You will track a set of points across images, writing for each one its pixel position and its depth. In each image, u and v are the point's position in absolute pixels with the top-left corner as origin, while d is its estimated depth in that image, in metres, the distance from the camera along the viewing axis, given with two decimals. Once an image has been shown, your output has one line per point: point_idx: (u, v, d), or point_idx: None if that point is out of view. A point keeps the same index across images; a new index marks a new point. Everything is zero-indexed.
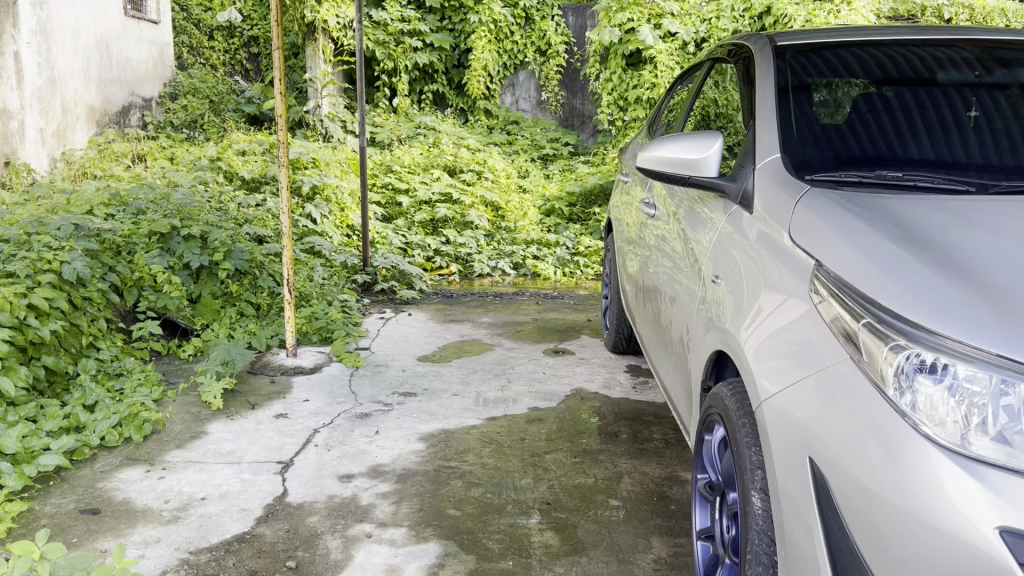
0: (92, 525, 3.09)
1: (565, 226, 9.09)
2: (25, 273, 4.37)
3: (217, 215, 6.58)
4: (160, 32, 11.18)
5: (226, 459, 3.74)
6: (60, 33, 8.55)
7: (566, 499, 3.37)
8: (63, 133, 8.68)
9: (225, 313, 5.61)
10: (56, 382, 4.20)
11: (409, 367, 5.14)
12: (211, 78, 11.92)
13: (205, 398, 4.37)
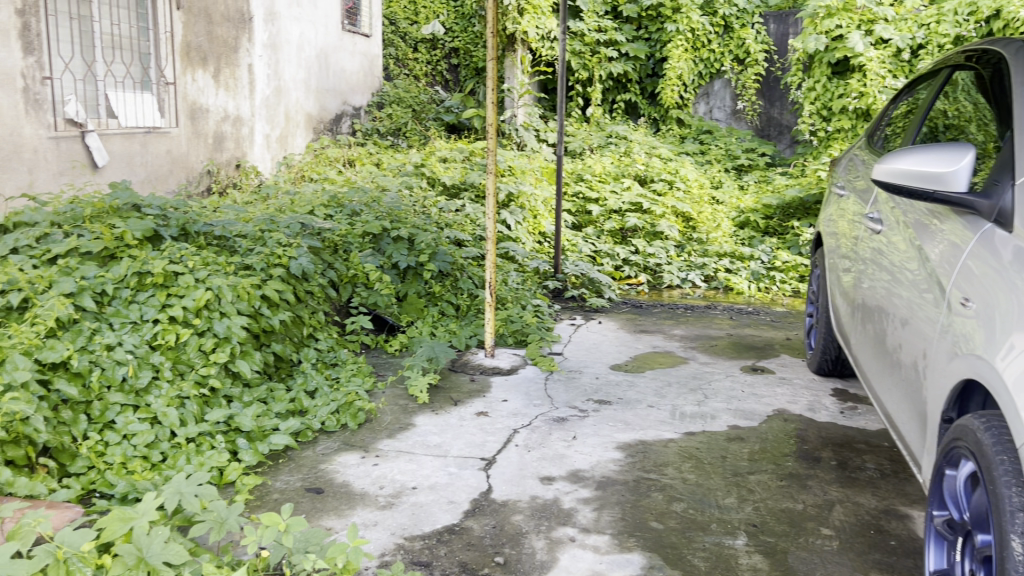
0: (317, 503, 3.32)
1: (760, 239, 8.78)
2: (260, 266, 4.79)
3: (421, 219, 6.89)
4: (371, 45, 11.92)
5: (433, 451, 3.90)
6: (287, 47, 9.31)
7: (774, 523, 3.25)
8: (285, 139, 9.43)
9: (428, 312, 5.85)
10: (282, 368, 4.53)
11: (603, 375, 5.14)
12: (414, 87, 12.50)
13: (412, 391, 4.60)
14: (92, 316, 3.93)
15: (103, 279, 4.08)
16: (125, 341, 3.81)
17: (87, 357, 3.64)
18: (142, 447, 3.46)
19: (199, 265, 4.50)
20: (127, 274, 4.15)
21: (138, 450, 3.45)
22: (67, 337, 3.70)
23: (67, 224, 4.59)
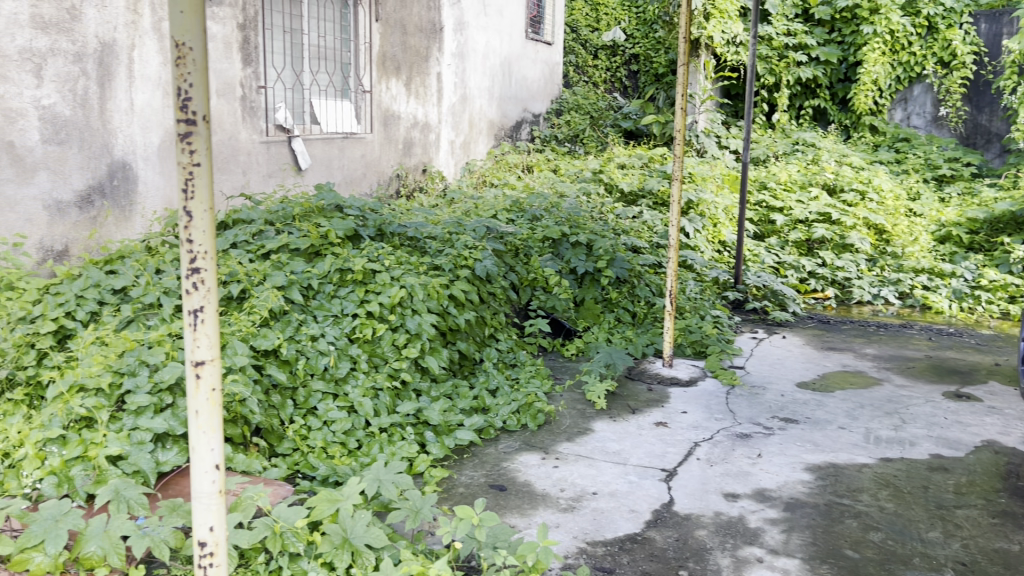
0: (501, 500, 3.39)
1: (963, 255, 8.13)
2: (448, 267, 4.97)
3: (600, 225, 6.89)
4: (553, 53, 12.10)
5: (613, 458, 3.89)
6: (474, 56, 9.61)
7: (986, 564, 2.99)
8: (468, 145, 9.74)
9: (605, 318, 5.83)
10: (464, 366, 4.66)
11: (788, 393, 4.93)
12: (594, 94, 12.52)
13: (590, 397, 4.61)
14: (299, 308, 4.22)
15: (310, 274, 4.38)
16: (328, 333, 4.07)
17: (294, 346, 3.91)
18: (340, 433, 3.67)
19: (394, 264, 4.73)
20: (331, 270, 4.45)
21: (337, 436, 3.66)
22: (278, 327, 3.99)
23: (279, 222, 4.97)
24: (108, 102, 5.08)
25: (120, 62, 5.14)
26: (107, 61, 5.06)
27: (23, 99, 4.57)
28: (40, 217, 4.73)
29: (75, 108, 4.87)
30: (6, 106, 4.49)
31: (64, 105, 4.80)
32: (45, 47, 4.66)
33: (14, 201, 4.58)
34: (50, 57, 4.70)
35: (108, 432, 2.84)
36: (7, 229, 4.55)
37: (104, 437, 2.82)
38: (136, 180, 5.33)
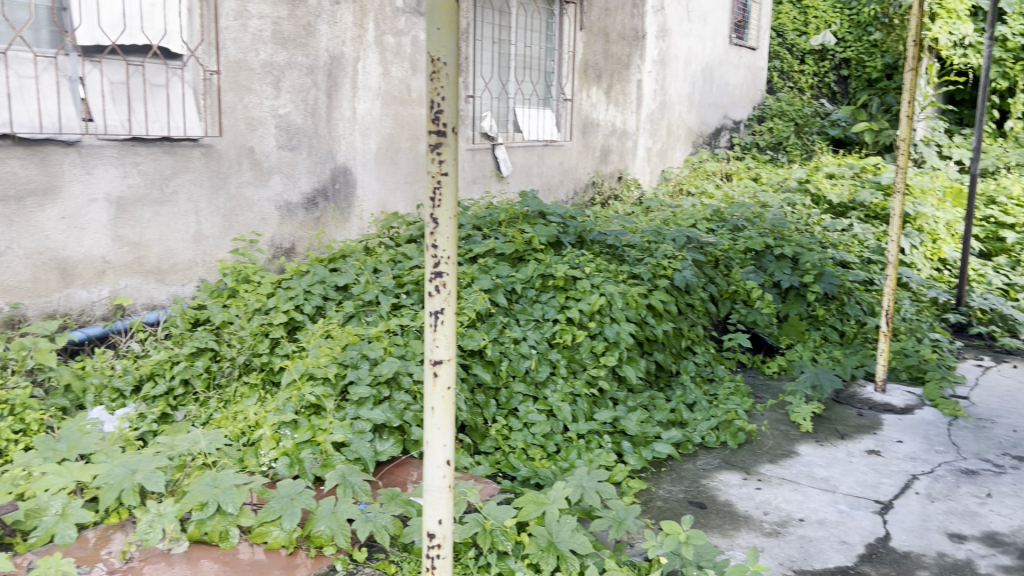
0: (701, 518, 3.31)
1: None
2: (647, 277, 4.92)
3: (806, 238, 6.58)
4: (757, 57, 11.72)
5: (821, 485, 3.69)
6: (675, 63, 9.48)
7: None
8: (666, 152, 9.62)
9: (811, 336, 5.54)
10: (661, 378, 4.56)
11: (1022, 429, 4.47)
12: (799, 100, 11.98)
13: (795, 418, 4.40)
14: (503, 311, 4.34)
15: (514, 279, 4.50)
16: (529, 337, 4.16)
17: (498, 347, 4.02)
18: (540, 436, 3.73)
19: (594, 271, 4.75)
20: (533, 275, 4.54)
21: (536, 438, 3.72)
22: (483, 328, 4.12)
23: (486, 227, 5.18)
24: (334, 111, 5.47)
25: (346, 74, 5.51)
26: (335, 73, 5.44)
27: (263, 109, 5.01)
28: (273, 217, 5.17)
29: (307, 117, 5.28)
30: (249, 115, 4.94)
31: (297, 114, 5.22)
32: (284, 61, 5.08)
33: (251, 202, 5.03)
34: (288, 70, 5.12)
35: (333, 420, 3.06)
36: (245, 227, 5.01)
37: (331, 424, 3.04)
38: (355, 184, 5.69)
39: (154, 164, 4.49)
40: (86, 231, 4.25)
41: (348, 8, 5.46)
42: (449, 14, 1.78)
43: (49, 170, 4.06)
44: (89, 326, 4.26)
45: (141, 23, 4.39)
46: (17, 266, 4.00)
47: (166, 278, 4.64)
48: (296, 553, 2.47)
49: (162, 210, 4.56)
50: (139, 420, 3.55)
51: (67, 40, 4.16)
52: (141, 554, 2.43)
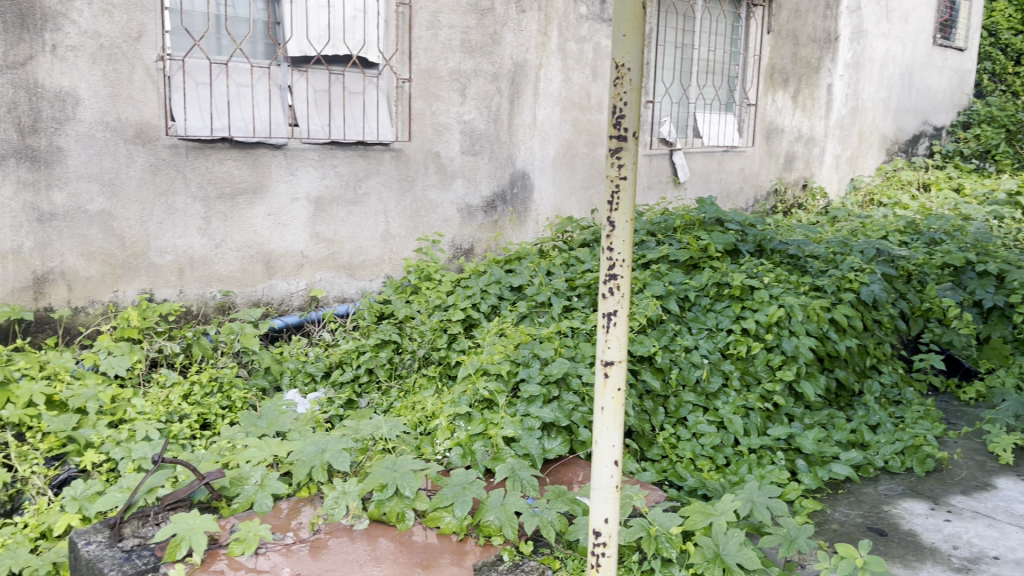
0: (881, 546, 3.14)
1: None
2: (831, 289, 4.69)
3: (1014, 254, 6.04)
4: (964, 59, 10.88)
5: (1021, 522, 3.39)
6: (870, 65, 8.95)
7: None
8: (857, 160, 9.13)
9: (1016, 361, 5.08)
10: (842, 397, 4.33)
11: None
12: (1013, 104, 10.99)
13: (993, 448, 4.06)
14: (676, 318, 4.30)
15: (687, 286, 4.45)
16: (701, 346, 4.09)
17: (669, 355, 3.99)
18: (709, 447, 3.66)
19: (773, 282, 4.60)
20: (708, 283, 4.47)
21: (705, 449, 3.66)
22: (654, 334, 4.11)
23: (660, 234, 5.18)
24: (516, 117, 5.62)
25: (528, 81, 5.65)
26: (518, 80, 5.59)
27: (450, 115, 5.23)
28: (454, 218, 5.38)
29: (489, 122, 5.46)
30: (437, 121, 5.18)
31: (481, 120, 5.41)
32: (470, 69, 5.28)
33: (435, 205, 5.26)
34: (474, 77, 5.32)
35: (504, 415, 3.16)
36: (429, 228, 5.26)
37: (502, 419, 3.14)
38: (533, 189, 5.82)
39: (349, 167, 4.81)
40: (288, 227, 4.62)
41: (533, 17, 5.59)
42: (636, 21, 1.80)
43: (259, 171, 4.45)
44: (288, 315, 4.64)
45: (344, 35, 4.72)
46: (229, 258, 4.41)
47: (356, 273, 4.96)
48: (466, 540, 2.56)
49: (354, 210, 4.88)
50: (328, 404, 3.83)
51: (280, 52, 4.55)
52: (327, 528, 2.61)
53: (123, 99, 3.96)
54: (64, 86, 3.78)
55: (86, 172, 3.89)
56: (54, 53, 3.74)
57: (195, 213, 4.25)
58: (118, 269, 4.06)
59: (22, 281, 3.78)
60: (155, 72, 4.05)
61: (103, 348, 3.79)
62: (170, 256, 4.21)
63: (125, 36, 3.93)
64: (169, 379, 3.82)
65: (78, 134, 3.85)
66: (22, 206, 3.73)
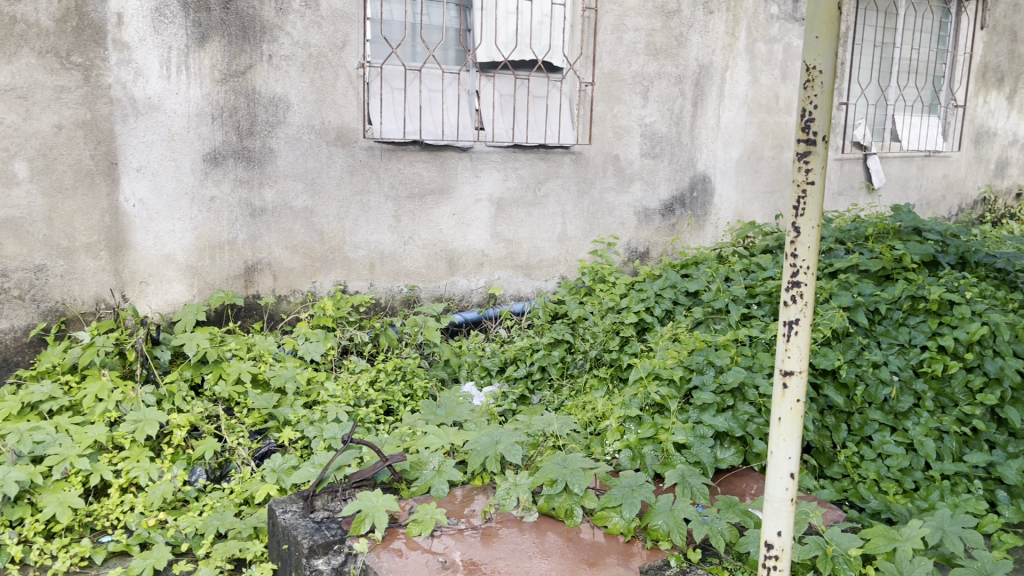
0: None
1: None
2: None
3: None
4: None
5: None
6: None
7: None
8: None
9: None
10: None
11: None
12: None
13: None
14: (863, 332, 4.08)
15: (878, 298, 4.20)
16: (891, 362, 3.84)
17: (854, 369, 3.78)
18: (896, 470, 3.46)
19: (977, 296, 4.18)
20: (901, 295, 4.18)
21: (891, 472, 3.46)
22: (839, 348, 3.90)
23: (850, 242, 4.96)
24: (699, 120, 5.53)
25: (713, 82, 5.54)
26: (702, 82, 5.50)
27: (631, 118, 5.23)
28: (631, 221, 5.38)
29: (671, 125, 5.41)
30: (618, 124, 5.19)
31: (662, 122, 5.37)
32: (654, 71, 5.26)
33: (613, 207, 5.28)
34: (657, 80, 5.29)
35: (676, 421, 3.14)
36: (606, 230, 5.28)
37: (673, 424, 3.11)
38: (713, 193, 5.70)
39: (531, 169, 4.92)
40: (470, 227, 4.80)
41: (721, 17, 5.48)
42: (831, 22, 1.72)
43: (446, 172, 4.65)
44: (467, 311, 4.82)
45: (530, 40, 4.81)
46: (416, 255, 4.65)
47: (532, 273, 5.08)
48: (633, 542, 2.56)
49: (534, 211, 4.99)
50: (502, 398, 3.96)
51: (469, 58, 4.70)
52: (498, 517, 2.70)
53: (327, 104, 4.27)
54: (278, 93, 4.13)
55: (293, 171, 4.23)
56: (270, 63, 4.09)
57: (386, 211, 4.51)
58: (317, 262, 4.38)
59: (236, 270, 4.17)
60: (356, 78, 4.34)
61: (302, 334, 4.12)
62: (362, 251, 4.49)
63: (331, 46, 4.24)
64: (358, 365, 4.08)
65: (287, 136, 4.19)
66: (238, 201, 4.12)
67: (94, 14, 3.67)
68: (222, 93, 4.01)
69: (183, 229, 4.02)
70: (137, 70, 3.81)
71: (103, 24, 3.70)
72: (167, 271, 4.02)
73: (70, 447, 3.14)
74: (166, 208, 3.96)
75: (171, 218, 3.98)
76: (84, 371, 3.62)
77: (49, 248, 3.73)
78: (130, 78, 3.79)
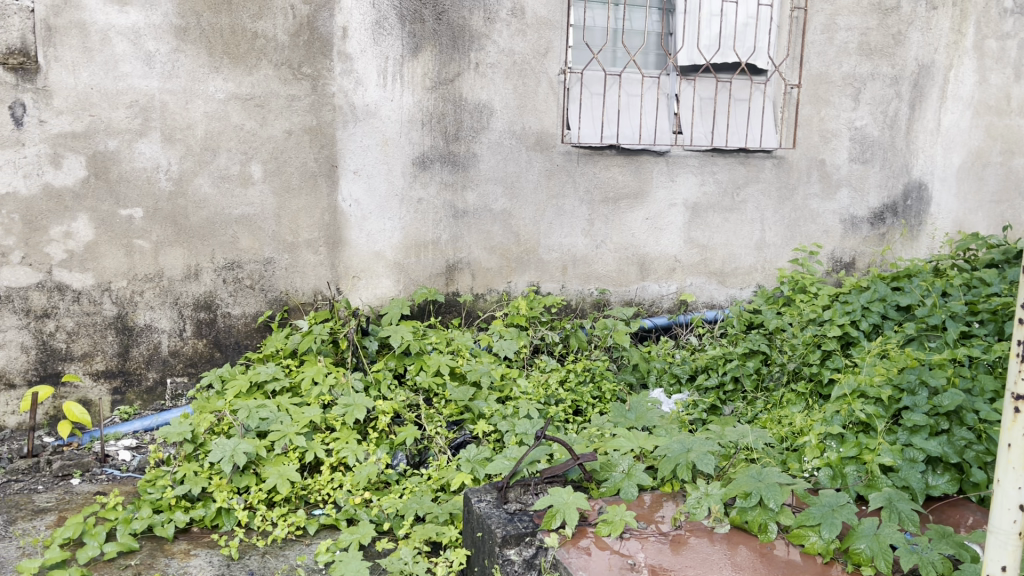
0: None
1: None
2: None
3: None
4: None
5: None
6: None
7: None
8: None
9: None
10: None
11: None
12: None
13: None
14: None
15: None
16: None
17: None
18: None
19: None
20: None
21: None
22: None
23: None
24: (916, 123, 5.17)
25: (934, 83, 5.16)
26: (922, 83, 5.14)
27: (840, 121, 4.98)
28: (836, 229, 5.12)
29: (884, 129, 5.10)
30: (824, 127, 4.96)
31: (875, 126, 5.07)
32: (867, 72, 4.98)
33: (817, 214, 5.06)
34: (871, 81, 5.01)
35: (883, 441, 2.95)
36: (807, 238, 5.07)
37: (879, 445, 2.94)
38: (931, 201, 5.31)
39: (729, 174, 4.82)
40: (664, 232, 4.77)
41: (946, 13, 5.09)
42: None
43: (641, 176, 4.65)
44: (658, 316, 4.80)
45: (734, 42, 4.69)
46: (608, 259, 4.68)
47: (727, 280, 4.96)
48: (832, 565, 2.45)
49: (730, 217, 4.88)
50: (692, 407, 3.90)
51: (671, 62, 4.65)
52: (688, 525, 2.67)
53: (529, 109, 4.40)
54: (483, 99, 4.31)
55: (494, 174, 4.39)
56: (477, 70, 4.27)
57: (581, 215, 4.58)
58: (513, 262, 4.52)
59: (438, 268, 4.39)
60: (557, 84, 4.44)
61: (497, 332, 4.27)
62: (556, 254, 4.58)
63: (534, 53, 4.36)
64: (549, 365, 4.17)
65: (490, 141, 4.36)
66: (442, 203, 4.33)
67: (323, 28, 4.00)
68: (432, 101, 4.23)
69: (392, 229, 4.28)
70: (358, 79, 4.10)
71: (330, 38, 4.02)
72: (377, 268, 4.30)
73: (290, 425, 3.44)
74: (378, 208, 4.24)
75: (382, 217, 4.25)
76: (303, 356, 3.95)
77: (276, 242, 4.09)
78: (351, 87, 4.09)
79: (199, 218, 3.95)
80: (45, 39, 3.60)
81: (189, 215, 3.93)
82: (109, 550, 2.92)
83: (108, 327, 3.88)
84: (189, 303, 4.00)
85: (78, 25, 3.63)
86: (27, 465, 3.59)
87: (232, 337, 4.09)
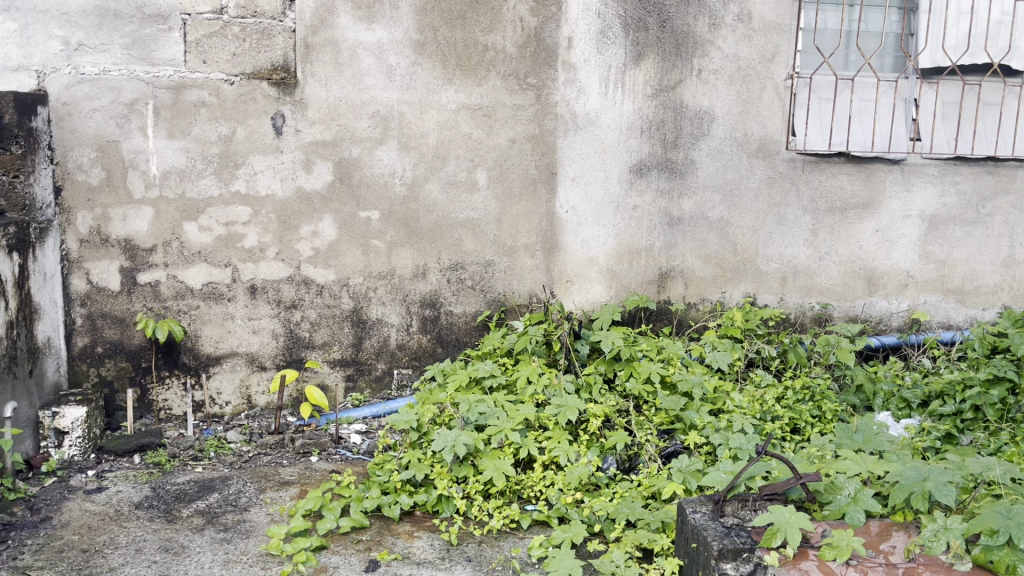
0: None
1: None
2: None
3: None
4: None
5: None
6: None
7: None
8: None
9: None
10: None
11: None
12: None
13: None
14: None
15: None
16: None
17: None
18: None
19: None
20: None
21: None
22: None
23: None
24: None
25: None
26: None
27: None
28: None
29: None
30: None
31: None
32: None
33: None
34: None
35: None
36: None
37: None
38: None
39: (974, 184, 4.45)
40: (896, 245, 4.48)
41: None
42: None
43: (872, 186, 4.40)
44: (886, 335, 4.51)
45: (986, 42, 4.32)
46: (832, 271, 4.46)
47: (967, 300, 4.56)
48: None
49: (973, 231, 4.49)
50: (925, 434, 3.64)
51: (910, 64, 4.35)
52: (924, 559, 2.50)
53: (752, 115, 4.29)
54: (704, 106, 4.26)
55: (713, 182, 4.32)
56: (699, 77, 4.23)
57: (803, 225, 4.40)
58: (729, 272, 4.42)
59: (651, 276, 4.39)
60: (783, 89, 4.29)
61: (710, 342, 4.20)
62: (775, 265, 4.43)
63: (761, 58, 4.25)
64: (764, 380, 4.03)
65: (710, 148, 4.29)
66: (658, 211, 4.32)
67: (550, 39, 4.12)
68: (653, 108, 4.24)
69: (607, 235, 4.32)
70: (581, 88, 4.19)
71: (556, 48, 4.14)
72: (591, 273, 4.36)
73: (506, 421, 3.57)
74: (594, 215, 4.30)
75: (598, 224, 4.31)
76: (518, 356, 4.09)
77: (498, 246, 4.27)
78: (574, 95, 4.19)
79: (428, 222, 4.19)
80: (304, 56, 3.98)
81: (420, 218, 4.19)
82: (343, 524, 3.18)
83: (345, 319, 4.22)
84: (416, 301, 4.26)
85: (331, 42, 3.98)
86: (274, 441, 3.97)
87: (453, 334, 4.32)
